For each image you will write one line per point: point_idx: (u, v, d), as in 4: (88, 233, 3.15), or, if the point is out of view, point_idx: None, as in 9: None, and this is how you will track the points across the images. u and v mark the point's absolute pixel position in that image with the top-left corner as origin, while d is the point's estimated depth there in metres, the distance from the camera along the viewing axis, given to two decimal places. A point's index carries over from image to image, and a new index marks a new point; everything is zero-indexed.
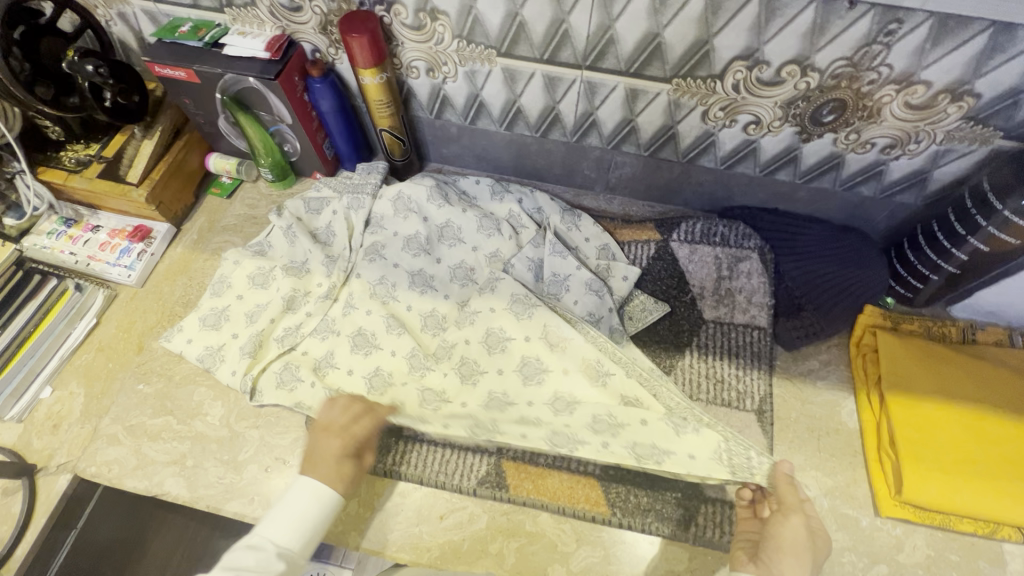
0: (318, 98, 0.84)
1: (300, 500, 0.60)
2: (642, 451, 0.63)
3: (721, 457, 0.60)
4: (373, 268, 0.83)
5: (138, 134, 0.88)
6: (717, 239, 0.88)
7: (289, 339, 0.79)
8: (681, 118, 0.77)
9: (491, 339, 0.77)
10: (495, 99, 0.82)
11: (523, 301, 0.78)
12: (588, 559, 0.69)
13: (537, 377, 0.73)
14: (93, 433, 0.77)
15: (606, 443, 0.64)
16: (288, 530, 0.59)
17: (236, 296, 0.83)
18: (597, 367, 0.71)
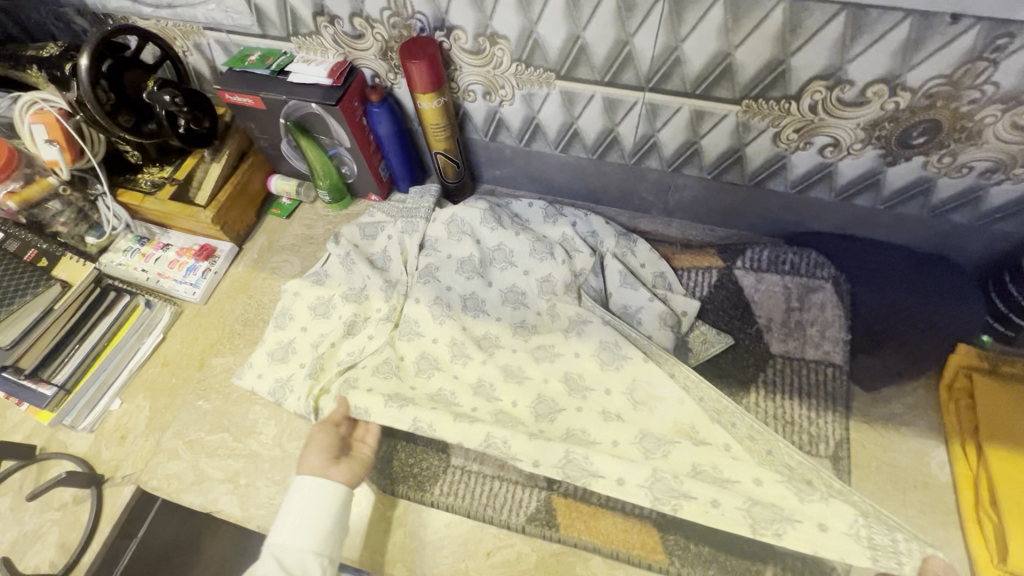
0: (376, 122, 0.86)
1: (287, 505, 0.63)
2: (760, 517, 0.56)
3: (858, 536, 0.54)
4: (424, 291, 0.81)
5: (208, 157, 0.92)
6: (788, 267, 0.82)
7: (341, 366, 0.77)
8: (750, 140, 0.73)
9: (570, 382, 0.72)
10: (552, 122, 0.81)
11: (612, 350, 0.73)
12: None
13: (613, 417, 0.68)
14: (155, 447, 0.80)
15: (718, 502, 0.57)
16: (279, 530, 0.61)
17: (300, 329, 0.83)
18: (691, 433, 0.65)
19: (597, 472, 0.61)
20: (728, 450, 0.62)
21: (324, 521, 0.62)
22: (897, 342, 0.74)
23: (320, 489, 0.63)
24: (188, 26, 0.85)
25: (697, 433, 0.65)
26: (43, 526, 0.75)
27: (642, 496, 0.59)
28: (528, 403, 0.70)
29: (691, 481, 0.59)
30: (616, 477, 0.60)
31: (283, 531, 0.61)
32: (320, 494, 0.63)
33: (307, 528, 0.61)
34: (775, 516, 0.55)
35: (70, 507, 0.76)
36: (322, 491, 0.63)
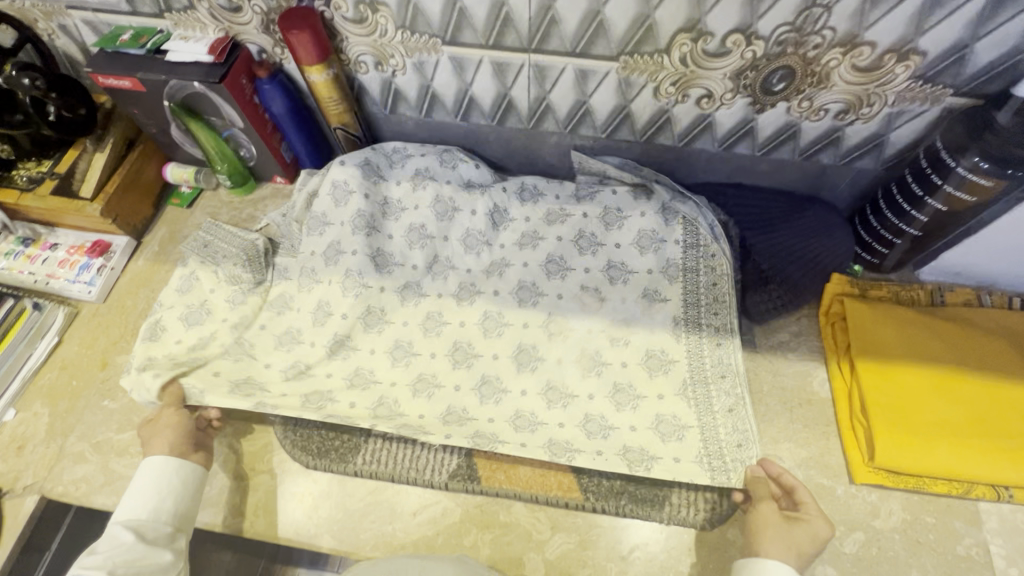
0: (268, 99, 0.84)
1: (143, 480, 0.63)
2: (621, 398, 0.75)
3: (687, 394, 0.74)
4: (349, 205, 0.86)
5: (91, 147, 0.87)
6: (667, 234, 0.84)
7: (246, 390, 0.75)
8: (633, 96, 0.76)
9: (431, 322, 0.82)
10: (447, 90, 0.82)
11: (529, 288, 0.84)
12: (569, 547, 0.69)
13: (529, 427, 0.74)
14: (58, 453, 0.76)
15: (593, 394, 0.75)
16: (137, 503, 0.62)
17: (174, 342, 0.79)
18: (594, 358, 0.78)
19: (543, 355, 0.79)
20: (599, 252, 0.85)
21: (157, 490, 0.63)
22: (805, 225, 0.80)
23: (161, 463, 0.65)
24: (49, 6, 0.79)
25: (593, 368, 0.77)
26: None
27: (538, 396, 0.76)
28: (417, 320, 0.82)
29: (549, 354, 0.79)
30: (558, 358, 0.78)
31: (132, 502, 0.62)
32: (151, 472, 0.64)
33: (135, 499, 0.62)
34: (632, 395, 0.75)
35: None
36: (153, 467, 0.64)
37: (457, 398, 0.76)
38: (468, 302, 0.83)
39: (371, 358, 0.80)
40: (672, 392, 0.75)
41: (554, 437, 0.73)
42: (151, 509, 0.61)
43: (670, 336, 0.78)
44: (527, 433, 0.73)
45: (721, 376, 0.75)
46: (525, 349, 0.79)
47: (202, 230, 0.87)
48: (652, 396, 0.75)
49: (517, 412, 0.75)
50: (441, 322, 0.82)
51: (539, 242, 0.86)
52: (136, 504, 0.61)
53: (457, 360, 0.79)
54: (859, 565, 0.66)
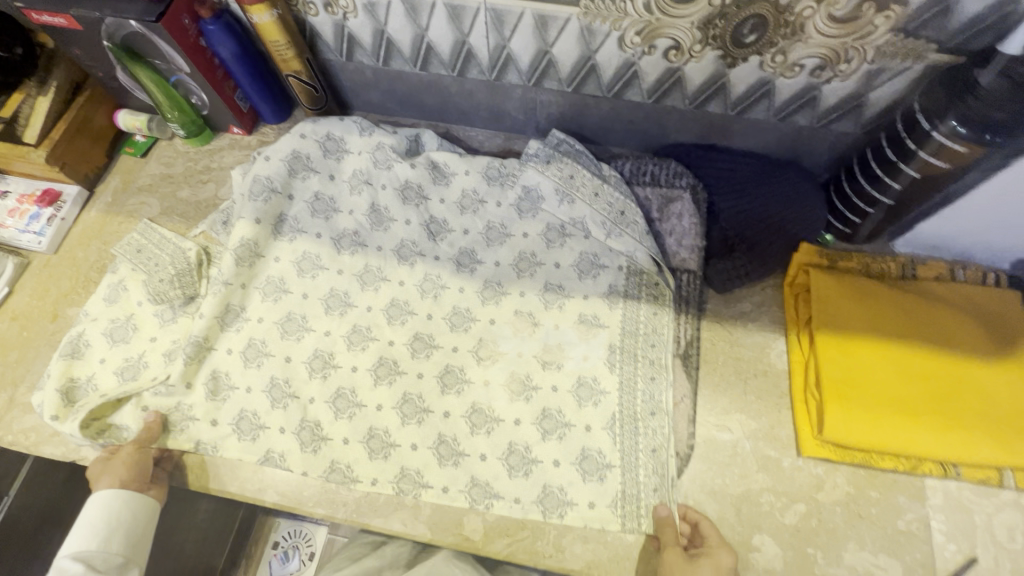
0: (215, 42, 0.79)
1: (96, 510, 0.66)
2: (549, 425, 0.73)
3: (611, 428, 0.71)
4: (272, 205, 0.83)
5: (34, 90, 0.83)
6: (608, 259, 0.81)
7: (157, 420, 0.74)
8: (597, 46, 0.71)
9: (357, 334, 0.80)
10: (402, 36, 0.77)
11: (463, 314, 0.81)
12: (508, 511, 0.69)
13: (453, 459, 0.72)
14: (8, 403, 0.76)
15: (520, 419, 0.74)
16: (85, 536, 0.65)
17: (98, 361, 0.78)
18: (523, 383, 0.76)
19: (468, 378, 0.77)
20: (537, 273, 0.81)
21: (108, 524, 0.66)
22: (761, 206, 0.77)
23: (98, 500, 0.67)
24: None
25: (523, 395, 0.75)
26: None
27: (462, 424, 0.74)
28: (343, 331, 0.80)
29: (472, 370, 0.77)
30: (483, 381, 0.76)
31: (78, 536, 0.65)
32: (93, 507, 0.67)
33: (78, 533, 0.65)
34: (559, 424, 0.73)
35: None
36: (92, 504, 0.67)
37: (376, 416, 0.75)
38: (398, 321, 0.81)
39: (286, 367, 0.78)
40: (599, 426, 0.72)
41: (476, 473, 0.71)
42: (100, 541, 0.65)
43: (603, 363, 0.75)
44: (450, 467, 0.72)
45: (652, 414, 0.72)
46: (451, 370, 0.77)
47: (136, 233, 0.85)
48: (579, 426, 0.72)
49: (439, 437, 0.73)
50: (367, 336, 0.80)
51: (478, 266, 0.83)
52: (79, 538, 0.65)
53: (379, 377, 0.77)
54: (797, 535, 0.66)
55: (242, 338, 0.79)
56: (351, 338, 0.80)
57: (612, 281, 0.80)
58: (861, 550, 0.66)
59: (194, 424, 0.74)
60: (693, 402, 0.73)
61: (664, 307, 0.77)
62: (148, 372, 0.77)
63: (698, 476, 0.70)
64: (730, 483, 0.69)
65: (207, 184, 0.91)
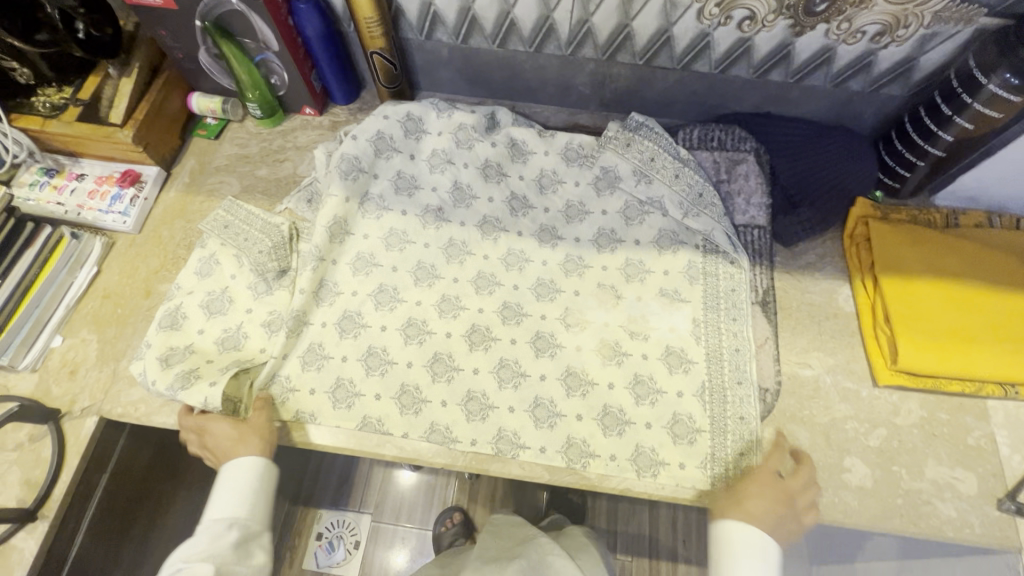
0: (303, 21, 0.82)
1: (241, 477, 0.68)
2: (641, 390, 0.77)
3: (703, 396, 0.76)
4: (359, 184, 0.84)
5: (115, 73, 0.85)
6: (685, 237, 0.85)
7: (280, 396, 0.75)
8: (677, 18, 0.77)
9: (446, 304, 0.81)
10: (487, 12, 0.81)
11: (548, 285, 0.84)
12: (606, 469, 0.73)
13: (549, 421, 0.75)
14: (113, 376, 0.76)
15: (614, 384, 0.77)
16: (234, 505, 0.68)
17: (196, 332, 0.78)
18: (614, 348, 0.79)
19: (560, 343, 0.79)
20: (617, 250, 0.85)
21: (257, 491, 0.69)
22: (821, 166, 0.85)
23: (233, 473, 0.68)
24: None
25: (618, 347, 0.79)
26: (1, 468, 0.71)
27: (560, 387, 0.77)
28: (432, 301, 0.81)
29: (563, 335, 0.80)
30: (575, 346, 0.79)
31: (230, 501, 0.68)
32: (231, 477, 0.68)
33: (228, 498, 0.68)
34: (650, 390, 0.77)
35: (27, 447, 0.72)
36: (230, 476, 0.68)
37: (477, 382, 0.76)
38: (486, 291, 0.82)
39: (382, 335, 0.78)
40: (691, 393, 0.76)
41: (572, 433, 0.74)
42: (247, 508, 0.68)
43: (689, 336, 0.79)
44: (546, 429, 0.75)
45: (738, 383, 0.76)
46: (542, 335, 0.79)
47: (223, 208, 0.86)
48: (671, 393, 0.77)
49: (536, 400, 0.76)
50: (457, 304, 0.81)
51: (558, 240, 0.87)
52: (229, 504, 0.68)
53: (474, 342, 0.79)
54: (882, 456, 0.73)
55: (336, 311, 0.79)
56: (442, 307, 0.81)
57: (690, 251, 0.84)
58: (940, 465, 0.73)
59: (304, 395, 0.75)
60: (775, 342, 0.80)
61: (740, 268, 0.82)
62: (251, 343, 0.78)
63: (787, 409, 0.76)
64: (817, 413, 0.76)
65: (284, 162, 0.93)
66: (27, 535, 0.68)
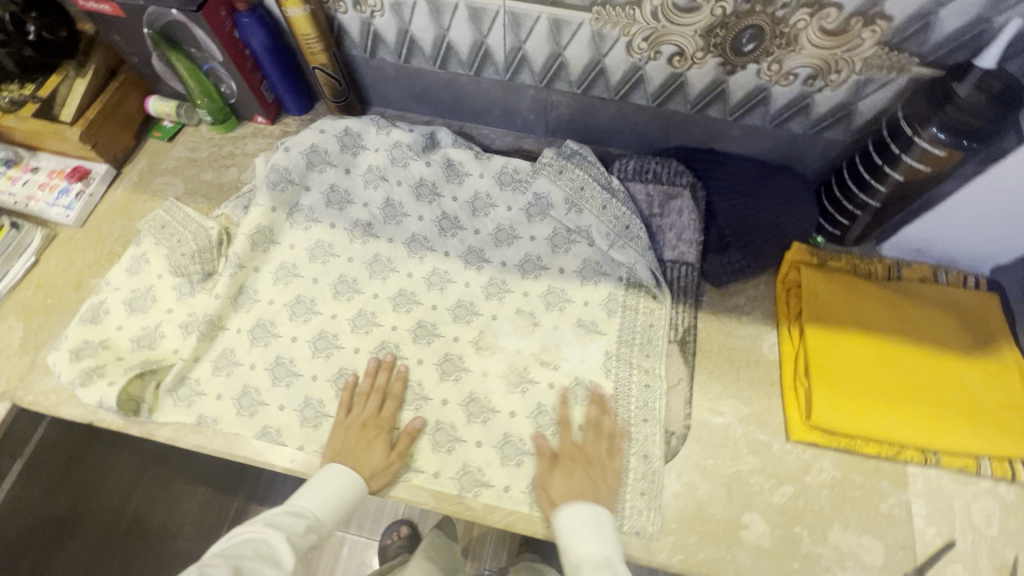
0: (248, 34, 0.84)
1: (340, 478, 0.68)
2: (543, 420, 0.75)
3: (606, 430, 0.74)
4: (288, 195, 0.85)
5: (73, 72, 0.88)
6: (610, 269, 0.83)
7: (186, 398, 0.76)
8: (607, 50, 0.77)
9: (361, 320, 0.81)
10: (425, 34, 0.82)
11: (466, 307, 0.83)
12: (495, 501, 0.71)
13: (446, 446, 0.74)
14: (31, 365, 0.79)
15: (515, 412, 0.75)
16: (324, 500, 0.67)
17: (114, 328, 0.80)
18: (521, 376, 0.78)
19: (466, 367, 0.78)
20: (541, 277, 0.84)
21: (345, 494, 0.68)
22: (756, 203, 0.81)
23: (346, 476, 0.68)
24: None
25: (525, 375, 0.77)
26: None
27: (460, 412, 0.76)
28: (347, 316, 0.81)
29: (472, 359, 0.79)
30: (482, 371, 0.78)
31: (312, 495, 0.67)
32: (341, 478, 0.68)
33: (334, 494, 0.67)
34: (552, 422, 0.75)
35: None
36: (347, 479, 0.68)
37: None
38: (403, 309, 0.82)
39: (291, 346, 0.79)
40: None
41: (469, 460, 0.73)
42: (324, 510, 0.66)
43: (599, 368, 0.77)
44: (442, 454, 0.73)
45: (642, 421, 0.74)
46: (451, 357, 0.79)
47: (162, 210, 0.88)
48: (573, 426, 0.75)
49: (436, 424, 0.75)
50: (371, 321, 0.81)
51: (484, 263, 0.86)
52: (318, 499, 0.67)
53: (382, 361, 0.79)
54: (785, 515, 0.69)
55: (251, 318, 0.80)
56: (355, 324, 0.81)
57: (614, 283, 0.82)
58: (846, 531, 0.69)
59: (210, 400, 0.76)
60: (688, 385, 0.77)
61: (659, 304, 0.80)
62: (166, 344, 0.80)
63: (692, 456, 0.73)
64: (722, 463, 0.72)
65: (230, 168, 0.95)
66: None
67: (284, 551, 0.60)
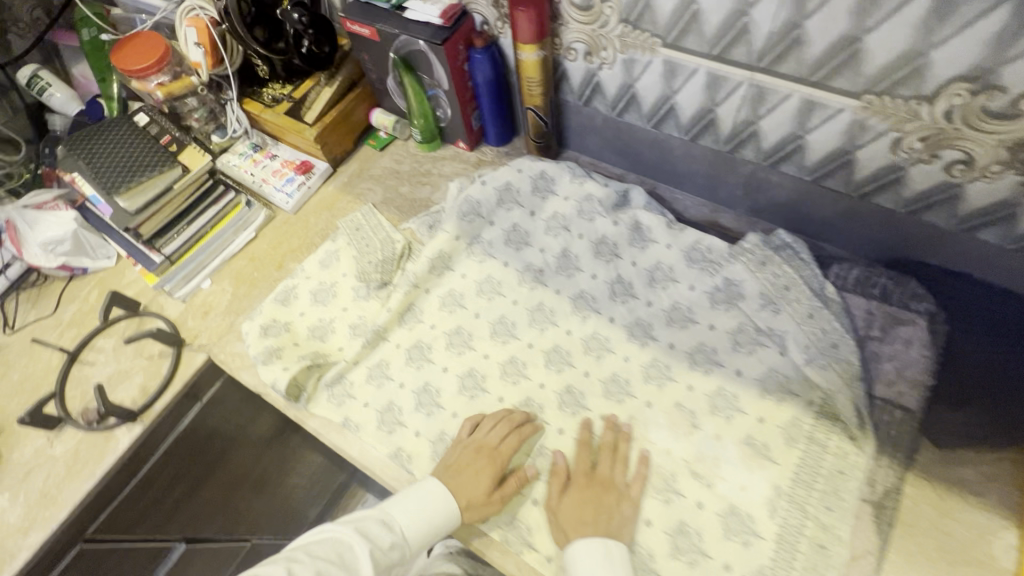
0: (477, 69, 0.88)
1: (434, 502, 0.67)
2: (682, 543, 0.64)
3: None
4: (473, 227, 0.87)
5: (323, 81, 1.00)
6: (799, 388, 0.71)
7: (339, 397, 0.80)
8: (864, 143, 0.66)
9: (511, 367, 0.79)
10: (649, 93, 0.78)
11: (620, 384, 0.77)
12: None
13: None
14: (229, 327, 0.90)
15: (651, 521, 0.66)
16: (415, 522, 0.67)
17: (298, 313, 0.88)
18: (666, 482, 0.69)
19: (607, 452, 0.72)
20: (711, 373, 0.75)
21: (437, 522, 0.67)
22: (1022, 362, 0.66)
23: (441, 499, 0.67)
24: None
25: (673, 483, 0.68)
26: (132, 369, 0.87)
27: None
28: (499, 359, 0.79)
29: None
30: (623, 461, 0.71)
31: (403, 509, 0.67)
32: (438, 503, 0.67)
33: (425, 520, 0.67)
34: (692, 548, 0.64)
35: (155, 359, 0.88)
36: (442, 502, 0.67)
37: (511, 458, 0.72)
38: (554, 367, 0.79)
39: (441, 376, 0.79)
40: (742, 571, 0.62)
41: None
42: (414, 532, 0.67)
43: (764, 504, 0.65)
44: None
45: None
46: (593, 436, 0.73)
47: (359, 214, 0.96)
48: (718, 561, 0.63)
49: None
50: (521, 372, 0.78)
51: (650, 340, 0.79)
52: (408, 518, 0.67)
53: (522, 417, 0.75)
54: None
55: (412, 338, 0.82)
56: (505, 371, 0.79)
57: (801, 406, 0.70)
58: None
59: (358, 405, 0.79)
60: (877, 563, 0.61)
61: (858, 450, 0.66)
62: (334, 340, 0.85)
63: None
64: None
65: (424, 186, 1.01)
66: (125, 431, 0.82)
67: (363, 565, 0.63)
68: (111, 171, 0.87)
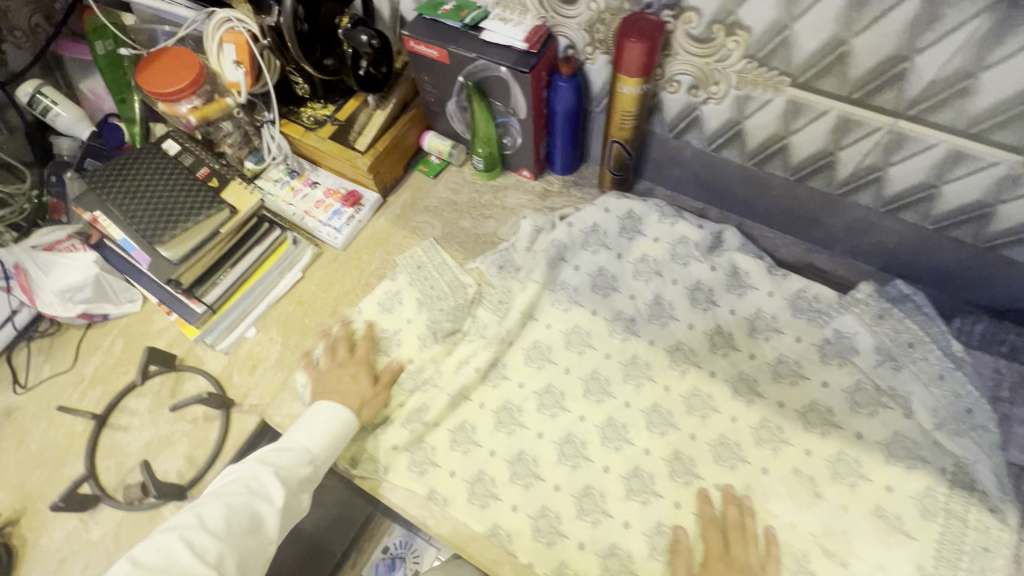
0: (558, 96, 0.80)
1: (316, 414, 0.69)
2: None
3: None
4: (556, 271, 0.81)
5: (372, 102, 0.91)
6: (930, 454, 0.67)
7: (420, 465, 0.72)
8: (1009, 198, 0.62)
9: (611, 430, 0.72)
10: (760, 131, 0.72)
11: (731, 447, 0.71)
12: None
13: None
14: (282, 384, 0.80)
15: None
16: (306, 434, 0.67)
17: None
18: (798, 561, 0.64)
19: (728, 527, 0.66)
20: (829, 436, 0.70)
21: (328, 430, 0.68)
22: None
23: (326, 410, 0.70)
24: None
25: (807, 562, 0.64)
26: (174, 435, 0.77)
27: None
28: (597, 422, 0.73)
29: None
30: None
31: (301, 430, 0.68)
32: (327, 415, 0.70)
33: (310, 431, 0.68)
34: None
35: (199, 423, 0.78)
36: (335, 410, 0.71)
37: (626, 537, 0.66)
38: (657, 430, 0.72)
39: (536, 443, 0.72)
40: None
41: None
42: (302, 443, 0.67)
43: None
44: None
45: None
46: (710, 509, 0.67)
47: (419, 251, 0.87)
48: None
49: None
50: (622, 436, 0.72)
51: (757, 398, 0.73)
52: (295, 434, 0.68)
53: (632, 490, 0.69)
54: None
55: (498, 398, 0.75)
56: (605, 434, 0.72)
57: (934, 474, 0.66)
58: None
59: (444, 475, 0.71)
60: None
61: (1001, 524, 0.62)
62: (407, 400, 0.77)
63: None
64: None
65: (487, 220, 0.92)
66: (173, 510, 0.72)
67: (273, 489, 0.61)
68: (151, 217, 0.78)
